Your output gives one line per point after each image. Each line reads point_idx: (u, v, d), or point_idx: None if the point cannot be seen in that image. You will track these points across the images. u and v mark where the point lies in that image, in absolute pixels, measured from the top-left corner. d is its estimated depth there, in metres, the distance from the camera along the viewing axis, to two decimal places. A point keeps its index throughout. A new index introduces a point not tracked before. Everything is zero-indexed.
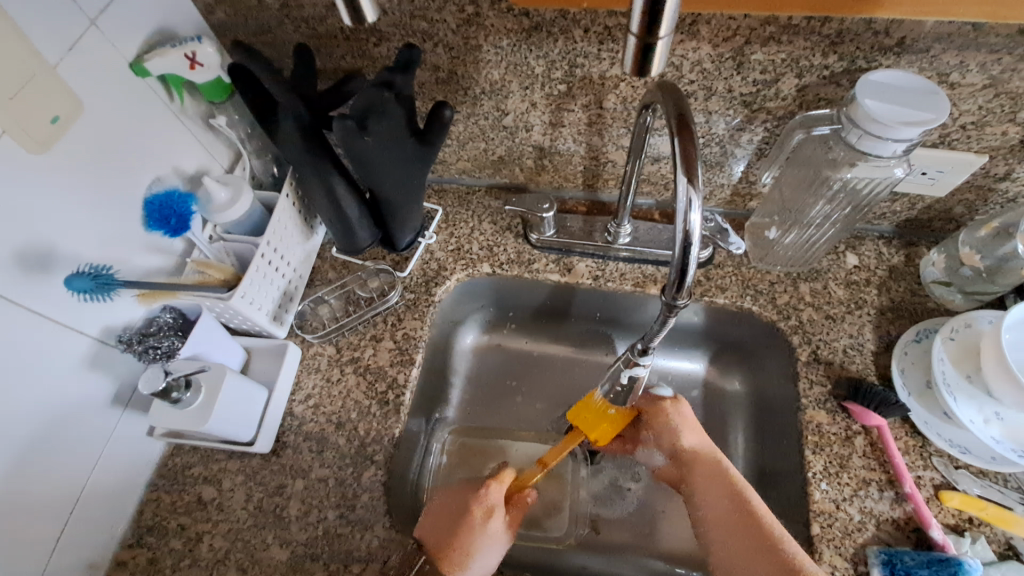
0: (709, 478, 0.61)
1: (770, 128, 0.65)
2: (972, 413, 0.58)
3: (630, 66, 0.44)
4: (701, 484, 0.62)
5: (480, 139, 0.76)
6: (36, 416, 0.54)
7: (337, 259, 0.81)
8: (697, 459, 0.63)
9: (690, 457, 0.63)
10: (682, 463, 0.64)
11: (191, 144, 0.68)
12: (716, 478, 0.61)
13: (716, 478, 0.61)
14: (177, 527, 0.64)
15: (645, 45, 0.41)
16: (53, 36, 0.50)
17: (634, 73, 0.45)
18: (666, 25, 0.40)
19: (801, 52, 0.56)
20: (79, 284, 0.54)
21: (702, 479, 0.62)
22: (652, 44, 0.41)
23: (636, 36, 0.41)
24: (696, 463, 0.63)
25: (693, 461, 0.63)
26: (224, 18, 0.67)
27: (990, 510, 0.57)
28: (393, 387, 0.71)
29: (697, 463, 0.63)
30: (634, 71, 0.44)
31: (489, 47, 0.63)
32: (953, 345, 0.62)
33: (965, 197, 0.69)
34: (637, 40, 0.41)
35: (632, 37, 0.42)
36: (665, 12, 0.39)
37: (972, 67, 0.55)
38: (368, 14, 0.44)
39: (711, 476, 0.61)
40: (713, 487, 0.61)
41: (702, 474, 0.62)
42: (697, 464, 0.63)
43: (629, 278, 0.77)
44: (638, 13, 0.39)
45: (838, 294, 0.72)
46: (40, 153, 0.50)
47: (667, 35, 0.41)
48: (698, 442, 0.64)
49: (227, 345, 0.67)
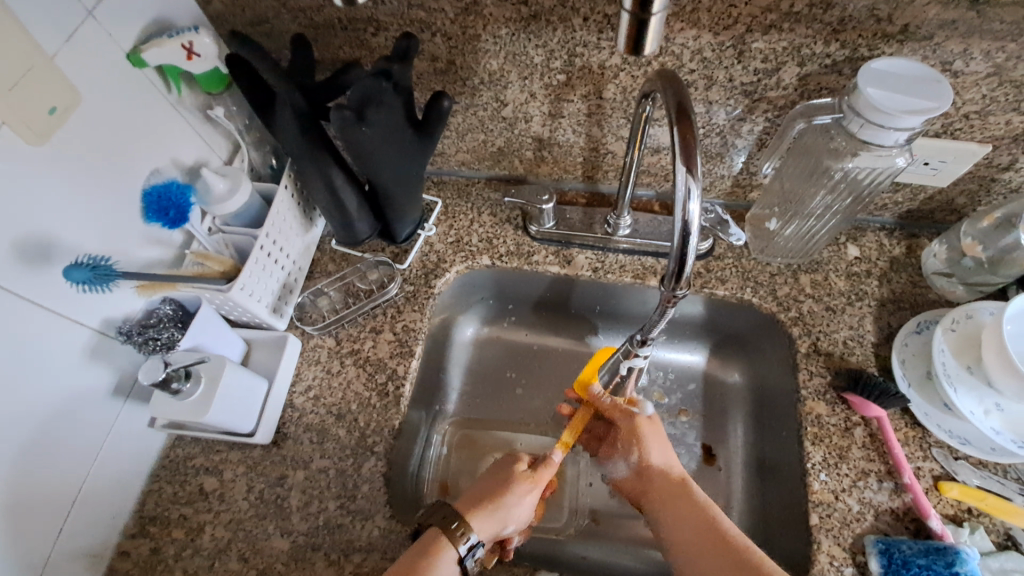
0: (671, 497, 0.58)
1: (771, 117, 0.65)
2: (971, 404, 0.58)
3: (626, 45, 0.44)
4: (667, 503, 0.58)
5: (480, 131, 0.76)
6: (36, 408, 0.54)
7: (336, 251, 0.80)
8: (661, 476, 0.60)
9: (654, 474, 0.61)
10: (646, 480, 0.61)
11: (189, 136, 0.68)
12: (679, 498, 0.58)
13: (679, 497, 0.58)
14: (178, 517, 0.65)
15: (639, 21, 0.42)
16: (50, 28, 0.50)
17: (627, 51, 0.45)
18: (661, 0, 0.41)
19: (802, 40, 0.56)
20: (79, 275, 0.54)
21: (665, 498, 0.59)
22: (645, 19, 0.42)
23: (629, 12, 0.42)
24: (661, 480, 0.60)
25: (659, 480, 0.60)
26: (221, 8, 0.66)
27: (989, 501, 0.57)
28: (392, 379, 0.71)
29: (663, 481, 0.60)
30: (628, 51, 0.45)
31: (487, 36, 0.63)
32: (953, 337, 0.61)
33: (967, 187, 0.68)
34: (631, 15, 0.42)
35: (626, 14, 0.42)
36: None
37: (975, 55, 0.54)
38: None
39: (676, 496, 0.58)
40: (678, 507, 0.57)
41: (664, 492, 0.59)
42: (660, 483, 0.60)
43: (628, 269, 0.77)
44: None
45: (838, 286, 0.72)
46: (38, 144, 0.50)
47: (660, 12, 0.42)
48: (666, 461, 0.62)
49: (226, 336, 0.67)
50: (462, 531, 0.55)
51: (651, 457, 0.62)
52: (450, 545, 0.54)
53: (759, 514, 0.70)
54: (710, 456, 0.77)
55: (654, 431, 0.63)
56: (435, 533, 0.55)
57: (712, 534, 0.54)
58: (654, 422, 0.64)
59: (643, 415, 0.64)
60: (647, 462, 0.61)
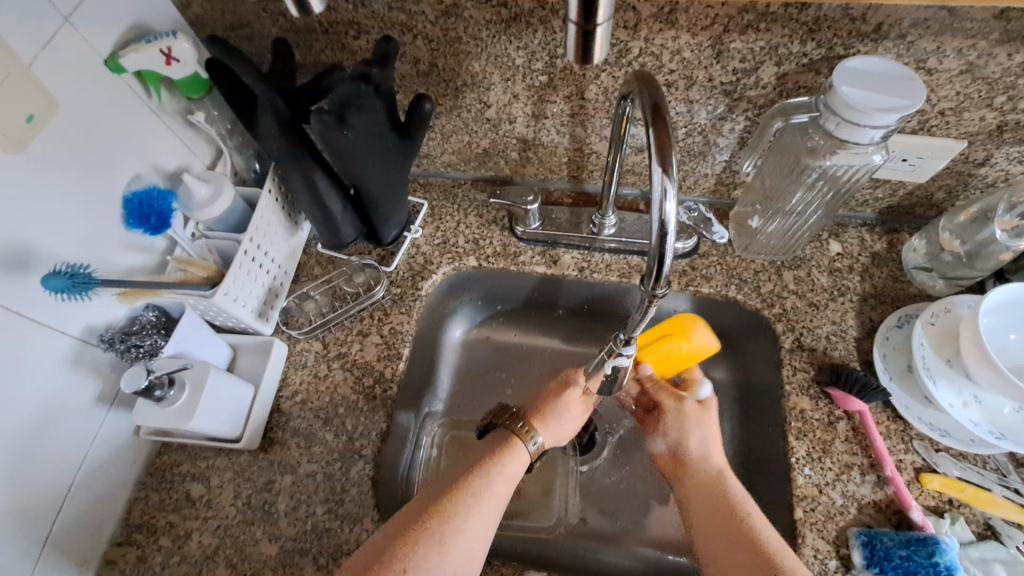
0: (708, 489, 0.58)
1: (751, 116, 0.65)
2: (951, 397, 0.59)
3: (575, 56, 0.45)
4: (701, 500, 0.58)
5: (464, 132, 0.76)
6: (18, 418, 0.54)
7: (322, 255, 0.80)
8: (700, 464, 0.60)
9: (693, 461, 0.61)
10: (684, 465, 0.61)
11: (171, 142, 0.67)
12: (717, 490, 0.57)
13: (716, 489, 0.58)
14: (165, 525, 0.64)
15: (585, 32, 0.42)
16: (26, 35, 0.50)
17: (580, 62, 0.45)
18: (607, 8, 0.41)
19: (779, 39, 0.56)
20: (56, 284, 0.54)
21: (704, 487, 0.58)
22: (593, 30, 0.42)
23: (576, 24, 0.42)
24: (700, 471, 0.60)
25: (695, 468, 0.60)
26: (201, 12, 0.66)
27: (969, 492, 0.58)
28: (380, 382, 0.71)
29: (698, 472, 0.60)
30: (579, 60, 0.45)
31: (469, 38, 0.63)
32: (932, 330, 0.62)
33: (946, 182, 0.69)
34: (578, 27, 0.42)
35: (574, 26, 0.42)
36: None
37: (948, 52, 0.55)
38: (313, 1, 0.44)
39: (709, 486, 0.58)
40: (712, 497, 0.57)
41: (703, 482, 0.59)
42: (699, 470, 0.60)
43: (614, 268, 0.78)
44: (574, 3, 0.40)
45: (821, 282, 0.73)
46: (14, 152, 0.50)
47: (608, 21, 0.42)
48: (705, 447, 0.61)
49: (211, 341, 0.67)
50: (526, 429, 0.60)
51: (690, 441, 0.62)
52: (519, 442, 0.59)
53: None
54: None
55: (698, 418, 0.63)
56: (504, 433, 0.61)
57: (736, 527, 0.53)
58: (704, 408, 0.64)
59: (692, 400, 0.64)
60: (685, 445, 0.62)
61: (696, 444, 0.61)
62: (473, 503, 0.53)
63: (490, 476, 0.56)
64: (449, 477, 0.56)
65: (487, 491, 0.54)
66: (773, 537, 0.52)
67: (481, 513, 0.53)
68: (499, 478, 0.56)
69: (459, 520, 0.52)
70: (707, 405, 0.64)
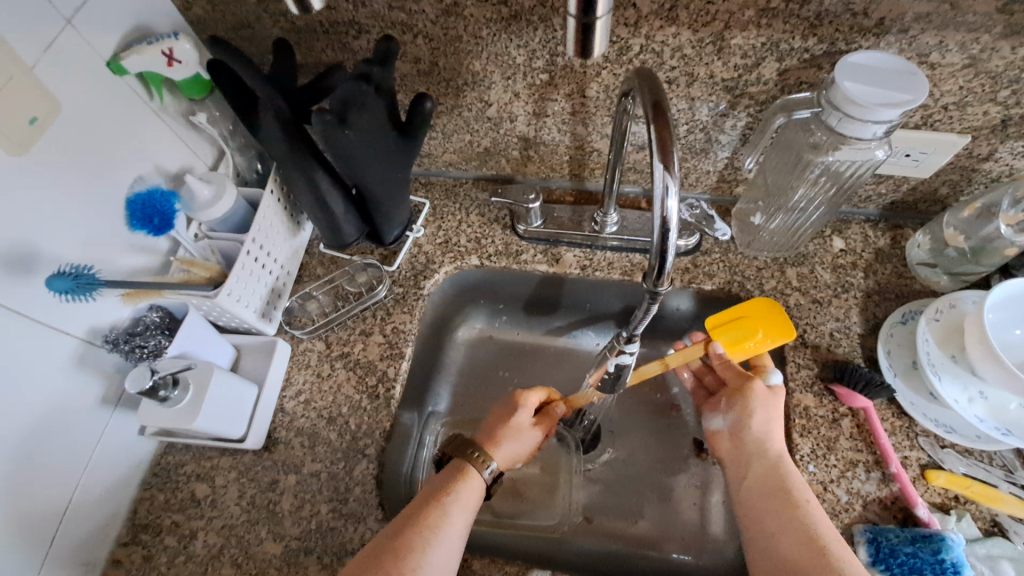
0: (762, 470, 0.57)
1: (753, 112, 0.65)
2: (956, 392, 0.59)
3: (575, 48, 0.45)
4: (755, 491, 0.56)
5: (466, 131, 0.76)
6: (24, 419, 0.54)
7: (325, 255, 0.80)
8: (757, 446, 0.59)
9: (750, 442, 0.60)
10: (741, 444, 0.61)
11: (173, 144, 0.68)
12: (774, 472, 0.57)
13: (772, 472, 0.57)
14: (170, 525, 0.64)
15: (585, 25, 0.42)
16: (28, 38, 0.50)
17: (580, 54, 0.45)
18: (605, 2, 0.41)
19: (780, 35, 0.56)
20: (61, 285, 0.54)
21: (758, 469, 0.58)
22: (592, 22, 0.42)
23: (576, 16, 0.42)
24: (757, 451, 0.59)
25: (754, 451, 0.59)
26: (202, 13, 0.66)
27: (975, 488, 0.58)
28: (383, 381, 0.71)
29: (756, 459, 0.58)
30: (579, 52, 0.45)
31: (469, 38, 0.63)
32: (937, 326, 0.62)
33: (949, 177, 0.69)
34: (577, 21, 0.42)
35: (573, 19, 0.42)
36: None
37: (951, 47, 0.54)
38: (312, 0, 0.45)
39: (764, 467, 0.57)
40: (766, 479, 0.56)
41: (757, 462, 0.58)
42: (755, 451, 0.59)
43: (616, 266, 0.77)
44: None
45: (824, 278, 0.72)
46: (18, 154, 0.50)
47: (606, 13, 0.42)
48: (766, 430, 0.60)
49: (215, 342, 0.67)
50: (481, 457, 0.59)
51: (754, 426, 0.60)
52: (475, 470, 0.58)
53: None
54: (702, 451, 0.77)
55: (765, 401, 0.61)
56: (459, 462, 0.59)
57: (790, 521, 0.53)
58: (772, 393, 0.62)
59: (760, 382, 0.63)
60: (746, 425, 0.61)
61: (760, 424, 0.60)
62: (430, 538, 0.52)
63: (446, 509, 0.54)
64: (405, 511, 0.55)
65: (444, 524, 0.53)
66: (831, 539, 0.51)
67: (440, 546, 0.52)
68: (460, 508, 0.55)
69: (416, 555, 0.50)
70: (775, 391, 0.63)
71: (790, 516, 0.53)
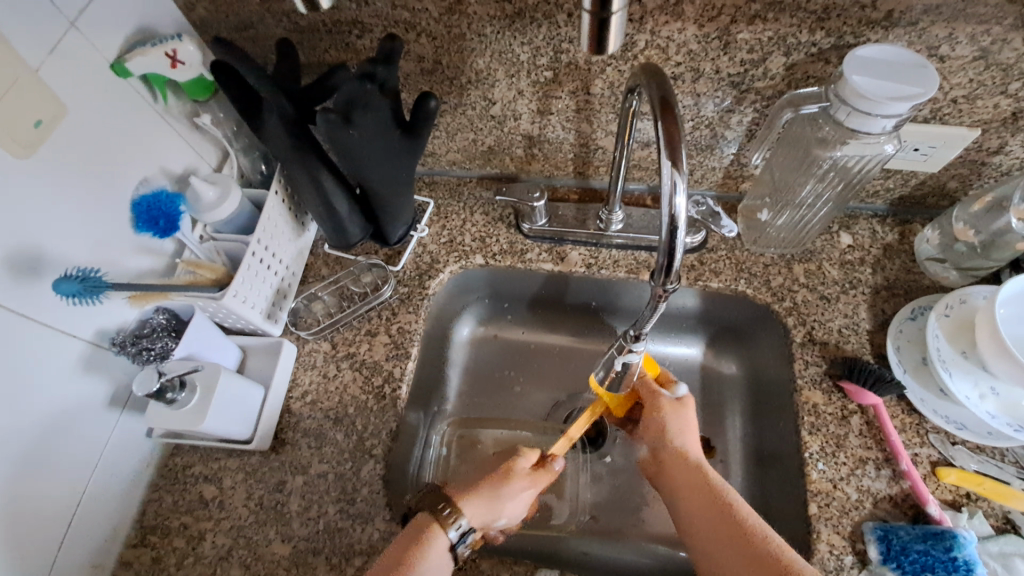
0: (686, 480, 0.55)
1: (759, 108, 0.65)
2: (967, 388, 0.58)
3: (589, 44, 0.44)
4: (685, 500, 0.55)
5: (469, 130, 0.76)
6: (32, 422, 0.54)
7: (329, 255, 0.80)
8: (679, 460, 0.57)
9: (671, 457, 0.57)
10: (664, 465, 0.58)
11: (177, 144, 0.68)
12: (699, 480, 0.55)
13: (692, 479, 0.55)
14: (179, 526, 0.65)
15: (600, 20, 0.42)
16: (33, 41, 0.50)
17: (592, 51, 0.45)
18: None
19: (787, 29, 0.55)
20: (68, 288, 0.54)
21: (680, 479, 0.56)
22: (606, 19, 0.42)
23: (591, 12, 0.42)
24: (680, 467, 0.56)
25: (672, 464, 0.57)
26: (205, 15, 0.66)
27: (987, 485, 0.58)
28: (389, 381, 0.71)
29: (676, 468, 0.57)
30: (592, 49, 0.45)
31: (473, 35, 0.62)
32: (948, 322, 0.61)
33: (958, 172, 0.68)
34: (592, 16, 0.42)
35: (588, 15, 0.42)
36: None
37: (961, 39, 0.54)
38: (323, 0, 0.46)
39: (688, 477, 0.55)
40: (690, 490, 0.55)
41: (682, 474, 0.56)
42: (675, 464, 0.57)
43: (622, 264, 0.77)
44: None
45: (832, 274, 0.72)
46: (24, 157, 0.50)
47: (620, 10, 0.41)
48: (685, 442, 0.58)
49: (221, 344, 0.67)
50: (450, 514, 0.53)
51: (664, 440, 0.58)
52: (439, 534, 0.52)
53: (758, 504, 0.70)
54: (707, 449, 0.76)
55: (676, 415, 0.59)
56: (425, 525, 0.52)
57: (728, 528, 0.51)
58: (681, 405, 0.60)
59: (668, 396, 0.60)
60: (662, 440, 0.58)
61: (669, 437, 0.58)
62: None
63: None
64: None
65: None
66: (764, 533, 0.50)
67: None
68: None
69: None
70: (683, 400, 0.61)
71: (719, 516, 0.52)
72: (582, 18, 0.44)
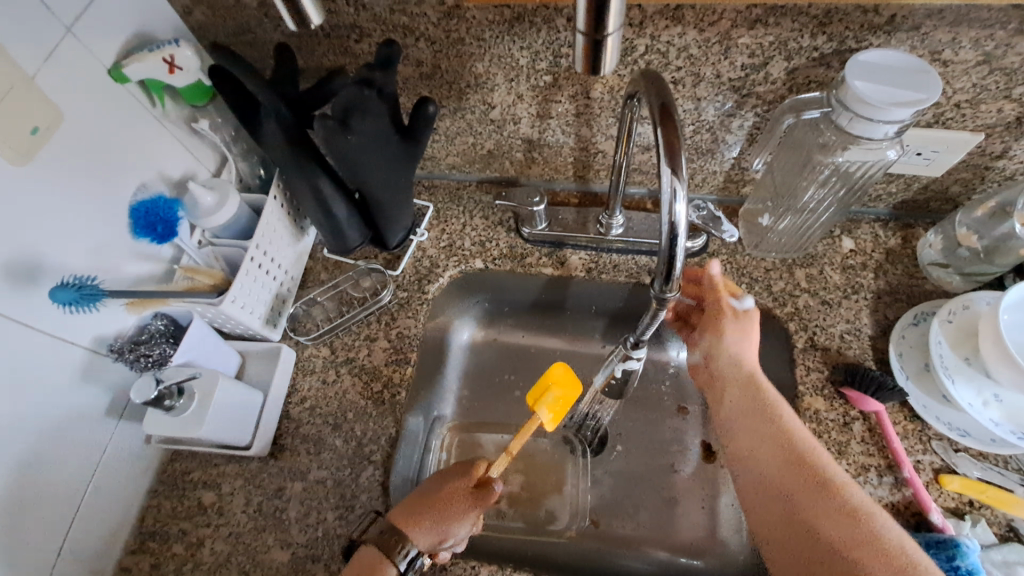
0: (741, 393, 0.60)
1: (760, 112, 0.64)
2: (971, 396, 0.58)
3: (583, 64, 0.45)
4: (736, 413, 0.59)
5: (469, 134, 0.75)
6: (30, 430, 0.54)
7: (328, 259, 0.80)
8: (732, 370, 0.62)
9: (725, 367, 0.62)
10: (716, 372, 0.63)
11: (175, 149, 0.67)
12: (751, 392, 0.59)
13: (748, 395, 0.59)
14: (177, 532, 0.64)
15: (593, 42, 0.42)
16: (29, 48, 0.50)
17: (586, 71, 0.46)
18: (614, 22, 0.41)
19: (788, 34, 0.55)
20: (65, 296, 0.53)
21: (735, 392, 0.61)
22: (601, 40, 0.42)
23: (584, 34, 0.42)
24: (732, 376, 0.61)
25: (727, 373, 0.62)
26: (203, 19, 0.66)
27: (990, 493, 0.57)
28: (388, 387, 0.71)
29: (732, 377, 0.61)
30: (586, 69, 0.45)
31: (472, 40, 0.62)
32: (950, 328, 0.61)
33: (962, 176, 0.67)
34: (586, 37, 0.42)
35: (580, 36, 0.42)
36: (609, 12, 0.40)
37: (964, 43, 0.53)
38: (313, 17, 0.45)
39: (744, 391, 0.60)
40: (746, 403, 0.59)
41: (738, 386, 0.61)
42: (728, 373, 0.62)
43: (622, 270, 0.77)
44: (583, 12, 0.40)
45: (834, 279, 0.71)
46: (21, 165, 0.50)
47: (615, 31, 0.42)
48: (740, 351, 0.62)
49: (220, 350, 0.67)
50: (398, 547, 0.54)
51: (722, 350, 0.63)
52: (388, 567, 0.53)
53: None
54: (709, 454, 0.77)
55: (739, 326, 0.62)
56: (375, 557, 0.54)
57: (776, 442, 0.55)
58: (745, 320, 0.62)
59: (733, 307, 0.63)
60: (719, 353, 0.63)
61: (729, 350, 0.63)
62: None
63: None
64: None
65: None
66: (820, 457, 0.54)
67: None
68: None
69: None
70: (748, 312, 0.63)
71: (771, 429, 0.56)
72: (576, 36, 0.44)
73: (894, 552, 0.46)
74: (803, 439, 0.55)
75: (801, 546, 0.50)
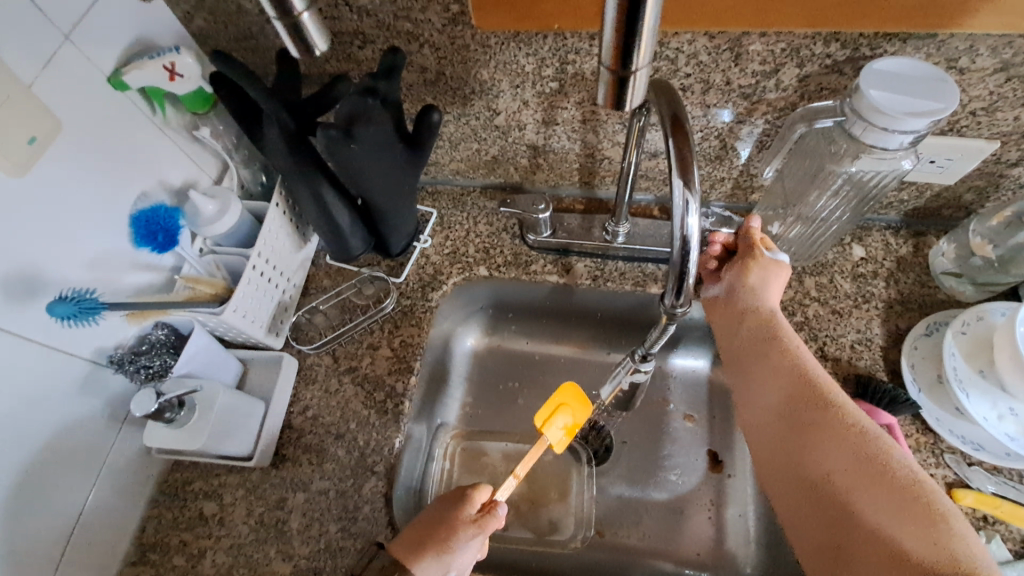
0: (756, 328, 0.60)
1: (771, 119, 0.63)
2: (984, 409, 0.57)
3: (607, 100, 0.45)
4: (748, 348, 0.60)
5: (473, 140, 0.74)
6: (28, 443, 0.53)
7: (331, 266, 0.79)
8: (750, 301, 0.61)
9: (746, 298, 0.62)
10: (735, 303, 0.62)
11: (176, 156, 0.67)
12: (768, 330, 0.59)
13: (761, 333, 0.59)
14: (178, 544, 0.64)
15: (620, 79, 0.42)
16: (26, 56, 0.49)
17: (610, 105, 0.46)
18: (642, 60, 0.41)
19: (801, 40, 0.54)
20: (63, 310, 0.53)
21: (750, 326, 0.60)
22: (626, 77, 0.42)
23: (611, 70, 0.42)
24: (751, 310, 0.61)
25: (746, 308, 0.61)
26: (204, 24, 0.65)
27: (1004, 508, 0.56)
28: (391, 397, 0.70)
29: (748, 314, 0.61)
30: (610, 105, 0.46)
31: (477, 46, 0.61)
32: (965, 339, 0.60)
33: (975, 183, 0.66)
34: (612, 73, 0.42)
35: (607, 72, 0.42)
36: (639, 48, 0.39)
37: (981, 51, 0.52)
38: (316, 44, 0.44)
39: (758, 327, 0.60)
40: (760, 340, 0.59)
41: (753, 322, 0.60)
42: (748, 304, 0.61)
43: (628, 278, 0.76)
44: (609, 50, 0.40)
45: (844, 288, 0.70)
46: (19, 176, 0.49)
47: (643, 67, 0.41)
48: (762, 290, 0.61)
49: (222, 359, 0.66)
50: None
51: (745, 287, 0.62)
52: None
53: (768, 522, 0.68)
54: (716, 463, 0.76)
55: (769, 270, 0.61)
56: None
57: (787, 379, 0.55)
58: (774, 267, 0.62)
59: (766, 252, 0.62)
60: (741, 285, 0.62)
61: (752, 285, 0.61)
62: None
63: None
64: None
65: None
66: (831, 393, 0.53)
67: None
68: None
69: None
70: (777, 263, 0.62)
71: (781, 367, 0.56)
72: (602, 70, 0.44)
73: (904, 489, 0.46)
74: (815, 374, 0.55)
75: (799, 476, 0.50)
